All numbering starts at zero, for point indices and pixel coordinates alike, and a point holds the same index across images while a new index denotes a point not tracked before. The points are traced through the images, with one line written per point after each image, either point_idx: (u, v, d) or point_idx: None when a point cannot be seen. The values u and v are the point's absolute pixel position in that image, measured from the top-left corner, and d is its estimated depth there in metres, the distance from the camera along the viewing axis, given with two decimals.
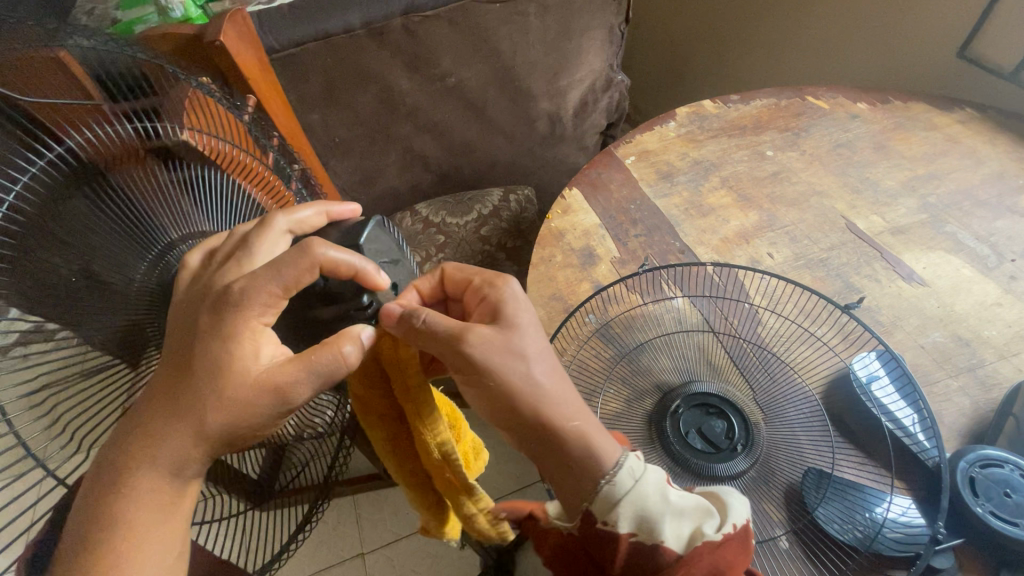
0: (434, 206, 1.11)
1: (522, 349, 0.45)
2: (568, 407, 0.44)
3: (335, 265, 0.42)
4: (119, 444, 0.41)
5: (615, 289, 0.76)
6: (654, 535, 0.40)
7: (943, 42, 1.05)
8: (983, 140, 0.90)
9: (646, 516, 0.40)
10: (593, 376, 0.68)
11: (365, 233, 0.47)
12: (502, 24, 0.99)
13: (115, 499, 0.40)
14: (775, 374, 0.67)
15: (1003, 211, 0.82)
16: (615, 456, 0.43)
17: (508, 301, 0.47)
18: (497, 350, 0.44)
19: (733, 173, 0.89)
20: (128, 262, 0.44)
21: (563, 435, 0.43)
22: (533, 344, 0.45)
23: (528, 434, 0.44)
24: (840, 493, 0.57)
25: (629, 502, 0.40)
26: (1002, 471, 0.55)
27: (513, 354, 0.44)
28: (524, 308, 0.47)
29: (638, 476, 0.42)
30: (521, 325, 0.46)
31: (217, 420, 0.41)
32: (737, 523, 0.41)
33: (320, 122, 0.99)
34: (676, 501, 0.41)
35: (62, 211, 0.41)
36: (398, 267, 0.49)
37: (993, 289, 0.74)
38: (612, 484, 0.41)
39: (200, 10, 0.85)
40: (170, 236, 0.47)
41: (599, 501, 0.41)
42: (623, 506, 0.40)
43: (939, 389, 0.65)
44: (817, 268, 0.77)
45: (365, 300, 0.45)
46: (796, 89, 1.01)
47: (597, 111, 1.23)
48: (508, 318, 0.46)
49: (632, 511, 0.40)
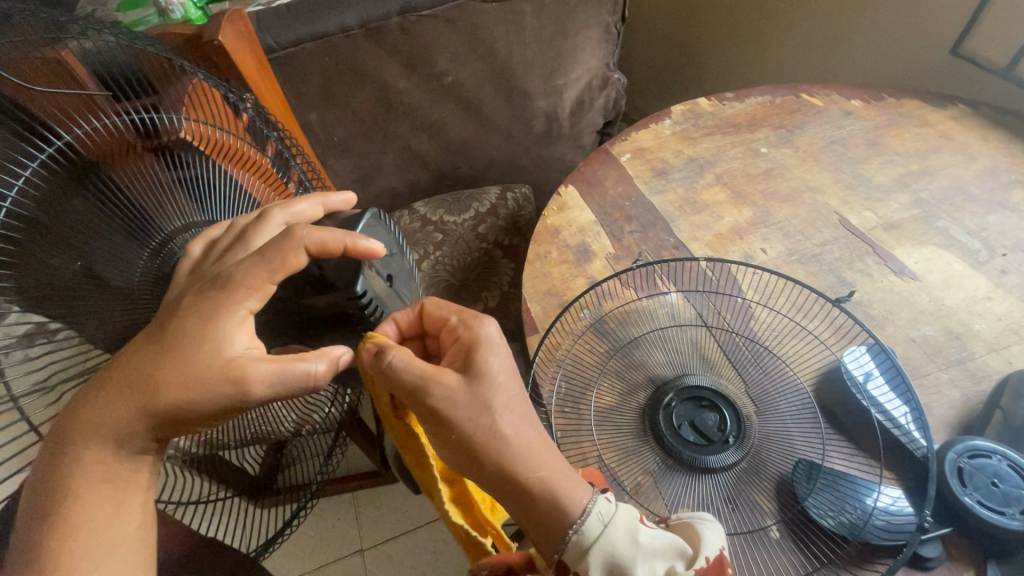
0: (432, 204, 1.12)
1: (488, 400, 0.43)
2: (532, 457, 0.43)
3: (321, 245, 0.42)
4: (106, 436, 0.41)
5: (609, 285, 0.77)
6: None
7: (936, 40, 1.06)
8: (976, 137, 0.91)
9: (615, 563, 0.41)
10: (588, 370, 0.69)
11: (362, 222, 0.48)
12: (498, 24, 1.00)
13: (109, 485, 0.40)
14: (766, 368, 0.68)
15: (995, 207, 0.82)
16: (586, 500, 0.43)
17: (482, 346, 0.45)
18: (466, 401, 0.43)
19: (727, 170, 0.90)
20: (124, 258, 0.44)
21: (526, 486, 0.43)
22: (501, 395, 0.44)
23: (496, 485, 0.43)
24: (830, 484, 0.58)
25: (597, 550, 0.41)
26: (990, 462, 0.55)
27: (482, 405, 0.43)
28: (497, 354, 0.45)
29: (607, 519, 0.42)
30: (491, 374, 0.44)
31: (213, 412, 0.42)
32: (710, 555, 0.42)
33: (318, 121, 1.00)
34: (648, 541, 0.42)
35: (61, 207, 0.41)
36: (396, 263, 0.50)
37: (984, 284, 0.74)
38: (579, 533, 0.41)
39: (200, 11, 0.86)
40: (171, 227, 0.48)
41: (569, 550, 0.42)
42: (591, 554, 0.41)
43: (929, 381, 0.66)
44: (810, 263, 0.78)
45: (359, 287, 0.44)
46: (790, 87, 1.01)
47: (594, 110, 1.24)
48: (479, 367, 0.44)
49: (602, 558, 0.41)
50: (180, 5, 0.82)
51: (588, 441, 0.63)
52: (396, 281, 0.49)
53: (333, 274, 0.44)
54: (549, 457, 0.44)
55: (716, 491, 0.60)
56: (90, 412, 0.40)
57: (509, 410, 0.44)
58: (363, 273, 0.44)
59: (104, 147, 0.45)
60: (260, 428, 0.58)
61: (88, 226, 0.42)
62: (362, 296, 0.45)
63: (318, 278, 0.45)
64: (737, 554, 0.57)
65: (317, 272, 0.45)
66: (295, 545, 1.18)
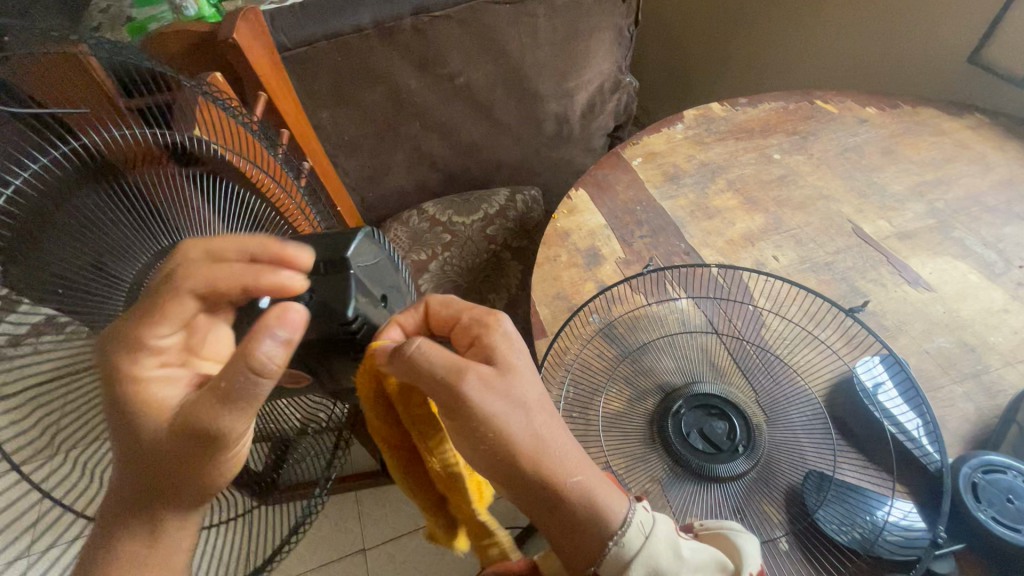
0: (441, 205, 1.12)
1: (521, 399, 0.44)
2: (568, 461, 0.44)
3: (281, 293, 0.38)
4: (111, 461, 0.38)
5: (619, 290, 0.76)
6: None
7: (953, 48, 1.05)
8: (993, 147, 0.90)
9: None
10: (595, 375, 0.69)
11: (355, 242, 0.40)
12: (511, 25, 1.00)
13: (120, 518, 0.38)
14: (777, 377, 0.67)
15: (1012, 217, 0.81)
16: (625, 511, 0.44)
17: (501, 342, 0.46)
18: (498, 401, 0.43)
19: (740, 176, 0.89)
20: (131, 260, 0.41)
21: (566, 492, 0.43)
22: (531, 394, 0.44)
23: (533, 492, 0.43)
24: (841, 496, 0.57)
25: (641, 561, 0.41)
26: (1005, 477, 0.55)
27: (514, 406, 0.43)
28: (518, 350, 0.46)
29: (647, 532, 0.43)
30: (518, 370, 0.45)
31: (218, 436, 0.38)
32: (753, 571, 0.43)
33: (329, 120, 1.00)
34: (689, 557, 0.43)
35: (71, 203, 0.39)
36: (393, 282, 0.45)
37: (1000, 295, 0.73)
38: (620, 545, 0.42)
39: (213, 9, 0.87)
40: (178, 229, 0.44)
41: (609, 563, 0.42)
42: (635, 567, 0.41)
43: (943, 394, 0.65)
44: (822, 271, 0.77)
45: (350, 313, 0.39)
46: (805, 93, 1.01)
47: (605, 113, 1.24)
48: (505, 362, 0.45)
49: (644, 571, 0.41)
50: (194, 3, 0.82)
51: (595, 447, 0.63)
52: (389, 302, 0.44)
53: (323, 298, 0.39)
54: (583, 463, 0.44)
55: (726, 500, 0.60)
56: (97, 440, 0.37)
57: (540, 411, 0.44)
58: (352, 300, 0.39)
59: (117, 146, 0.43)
60: (263, 422, 0.57)
61: (94, 226, 0.39)
62: (352, 321, 0.39)
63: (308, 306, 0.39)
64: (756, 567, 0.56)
65: (307, 299, 0.39)
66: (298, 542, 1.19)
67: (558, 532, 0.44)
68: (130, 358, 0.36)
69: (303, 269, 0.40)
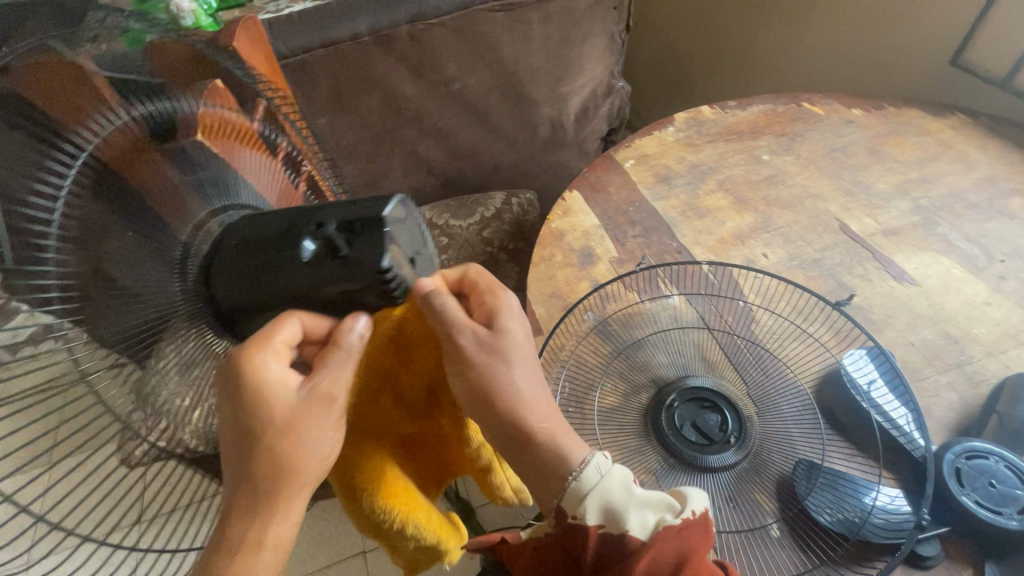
0: (438, 209, 1.13)
1: (506, 353, 0.48)
2: (541, 407, 0.48)
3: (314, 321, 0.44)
4: (263, 452, 0.42)
5: (613, 288, 0.78)
6: (619, 526, 0.43)
7: (934, 50, 1.08)
8: (975, 146, 0.92)
9: (611, 508, 0.44)
10: (591, 371, 0.70)
11: (390, 205, 0.41)
12: (505, 32, 1.02)
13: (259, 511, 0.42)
14: (767, 370, 0.69)
15: (994, 214, 0.83)
16: (583, 455, 0.47)
17: (505, 314, 0.49)
18: (480, 354, 0.47)
19: (730, 177, 0.91)
20: (146, 268, 0.40)
21: (532, 431, 0.47)
22: (520, 352, 0.49)
23: (509, 432, 0.47)
24: (830, 483, 0.59)
25: (595, 494, 0.44)
26: (987, 462, 0.57)
27: (499, 358, 0.47)
28: (516, 319, 0.50)
29: (603, 470, 0.46)
30: (511, 335, 0.49)
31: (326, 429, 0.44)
32: (696, 509, 0.44)
33: (327, 126, 1.02)
34: (640, 494, 0.45)
35: (81, 218, 0.36)
36: (420, 246, 0.45)
37: (982, 289, 0.76)
38: (579, 479, 0.45)
39: (209, 20, 0.95)
40: (207, 211, 0.44)
41: (568, 496, 0.45)
42: (589, 499, 0.44)
43: (928, 384, 0.67)
44: (810, 268, 0.79)
45: (387, 263, 0.40)
46: (792, 95, 1.03)
47: (598, 117, 1.26)
48: (501, 326, 0.49)
49: (599, 503, 0.44)
50: (192, 14, 0.90)
51: (592, 441, 0.64)
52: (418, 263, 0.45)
53: (362, 253, 0.40)
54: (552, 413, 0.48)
55: (718, 491, 0.61)
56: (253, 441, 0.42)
57: (523, 365, 0.49)
58: (390, 251, 0.40)
59: (119, 149, 0.39)
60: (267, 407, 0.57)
61: (132, 229, 0.39)
62: (387, 272, 0.40)
63: (344, 260, 0.40)
64: (737, 551, 0.58)
65: (345, 252, 0.40)
66: (298, 547, 1.19)
67: (529, 470, 0.48)
68: (257, 352, 0.41)
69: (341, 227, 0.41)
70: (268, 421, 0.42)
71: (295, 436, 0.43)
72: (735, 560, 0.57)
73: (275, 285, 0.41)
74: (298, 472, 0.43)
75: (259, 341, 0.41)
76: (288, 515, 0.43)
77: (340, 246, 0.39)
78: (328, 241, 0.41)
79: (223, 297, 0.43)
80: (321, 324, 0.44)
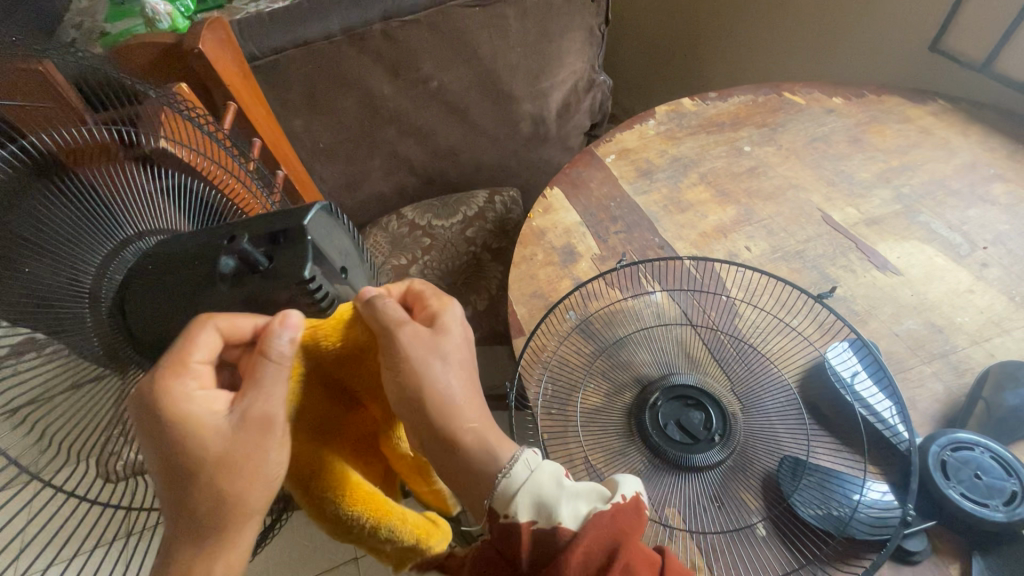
0: (419, 210, 1.12)
1: (444, 353, 0.47)
2: (473, 407, 0.47)
3: (233, 329, 0.40)
4: (201, 481, 0.38)
5: (595, 286, 0.77)
6: (551, 520, 0.41)
7: (913, 37, 1.07)
8: (956, 132, 0.91)
9: (541, 503, 0.42)
10: (573, 372, 0.69)
11: (311, 214, 0.40)
12: (481, 28, 1.00)
13: (209, 540, 0.38)
14: (751, 365, 0.68)
15: (975, 200, 0.83)
16: (512, 453, 0.45)
17: (447, 319, 0.49)
18: (420, 353, 0.45)
19: (711, 169, 0.90)
20: (88, 261, 0.39)
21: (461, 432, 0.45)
22: (456, 354, 0.48)
23: (440, 437, 0.45)
24: (818, 481, 0.58)
25: (524, 491, 0.42)
26: (972, 453, 0.56)
27: (438, 358, 0.46)
28: (456, 324, 0.49)
29: (531, 467, 0.44)
30: (450, 337, 0.48)
31: (266, 447, 0.39)
32: (627, 494, 0.43)
33: (303, 128, 1.00)
34: (571, 485, 0.43)
35: (22, 206, 0.36)
36: (350, 255, 0.44)
37: (965, 276, 0.75)
38: (507, 478, 0.43)
39: (185, 21, 0.91)
40: (128, 233, 0.41)
41: (497, 497, 0.43)
42: (518, 497, 0.42)
43: (913, 375, 0.66)
44: (793, 260, 0.78)
45: (308, 275, 0.39)
46: (773, 85, 1.02)
47: (579, 112, 1.25)
48: (442, 329, 0.48)
49: (529, 500, 0.42)
50: (166, 16, 0.86)
51: (575, 443, 0.63)
52: (349, 272, 0.44)
53: (281, 263, 0.39)
54: (486, 414, 0.47)
55: (702, 490, 0.60)
56: (183, 472, 0.38)
57: (458, 368, 0.48)
58: (310, 260, 0.39)
59: (74, 150, 0.40)
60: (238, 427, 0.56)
61: (49, 236, 0.37)
62: (310, 282, 0.39)
63: (266, 274, 0.39)
64: (721, 553, 0.57)
65: (265, 265, 0.39)
66: (290, 555, 1.17)
67: (463, 480, 0.45)
68: (174, 378, 0.38)
69: (260, 239, 0.40)
70: (204, 452, 0.38)
71: (233, 463, 0.38)
72: (721, 561, 0.56)
73: (208, 299, 0.40)
74: (243, 499, 0.39)
75: (174, 367, 0.38)
76: (236, 546, 0.40)
77: (257, 258, 0.39)
78: (243, 256, 0.39)
79: (139, 326, 0.40)
80: (240, 330, 0.40)
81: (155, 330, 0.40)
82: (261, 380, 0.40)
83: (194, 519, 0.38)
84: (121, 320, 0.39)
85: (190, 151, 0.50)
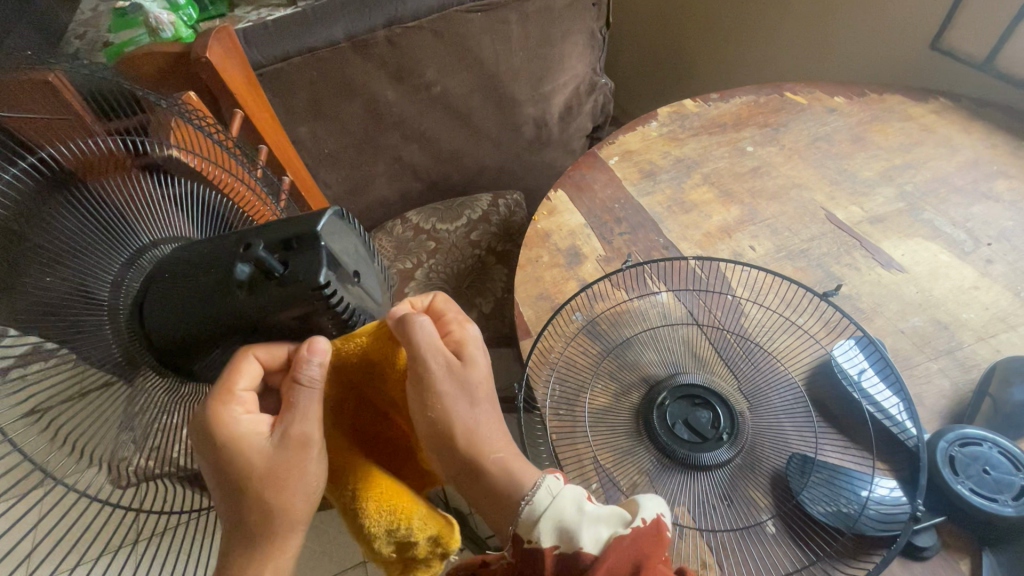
0: (424, 213, 1.13)
1: (470, 387, 0.48)
2: (496, 441, 0.48)
3: (272, 356, 0.43)
4: (251, 496, 0.41)
5: (601, 287, 0.77)
6: (573, 545, 0.43)
7: (914, 35, 1.08)
8: (958, 129, 0.92)
9: (563, 529, 0.43)
10: (581, 372, 0.69)
11: (323, 220, 0.41)
12: (483, 33, 1.01)
13: (262, 549, 0.42)
14: (758, 363, 0.69)
15: (978, 197, 0.83)
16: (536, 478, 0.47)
17: (473, 346, 0.50)
18: (446, 385, 0.46)
19: (715, 170, 0.91)
20: (104, 269, 0.39)
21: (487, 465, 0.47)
22: (482, 388, 0.49)
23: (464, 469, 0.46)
24: (826, 478, 0.58)
25: (547, 518, 0.44)
26: (981, 449, 0.56)
27: (461, 392, 0.47)
28: (482, 350, 0.51)
29: (555, 492, 0.45)
30: (476, 367, 0.49)
31: (304, 464, 0.42)
32: (648, 518, 0.44)
33: (308, 134, 1.01)
34: (592, 510, 0.45)
35: (41, 220, 0.37)
36: (363, 261, 0.45)
37: (971, 273, 0.75)
38: (531, 504, 0.45)
39: (188, 31, 0.92)
40: (143, 241, 0.43)
41: (522, 523, 0.44)
42: (542, 523, 0.44)
43: (920, 372, 0.67)
44: (798, 259, 0.79)
45: (323, 279, 0.39)
46: (774, 85, 1.02)
47: (582, 115, 1.26)
48: (467, 357, 0.49)
49: (552, 527, 0.43)
50: (170, 25, 0.87)
51: (584, 444, 0.64)
52: (362, 278, 0.44)
53: (297, 269, 0.39)
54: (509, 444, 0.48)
55: (712, 488, 0.60)
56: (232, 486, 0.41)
57: (481, 402, 0.49)
58: (325, 265, 0.40)
59: (85, 163, 0.40)
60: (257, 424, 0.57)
61: (65, 248, 0.37)
62: (326, 288, 0.40)
63: (280, 280, 0.40)
64: (730, 551, 0.57)
65: (280, 272, 0.39)
66: (299, 558, 1.17)
67: (484, 500, 0.47)
68: (222, 406, 0.41)
69: (274, 247, 0.41)
70: (253, 469, 0.41)
71: (277, 479, 0.41)
72: (731, 559, 0.57)
73: (219, 307, 0.40)
74: (288, 511, 0.42)
75: (221, 394, 0.41)
76: (285, 554, 0.43)
77: (273, 265, 0.39)
78: (259, 263, 0.39)
79: (156, 332, 0.40)
80: (279, 354, 0.43)
81: (170, 339, 0.41)
82: (299, 402, 0.42)
83: (248, 533, 0.41)
84: (139, 325, 0.40)
85: (198, 159, 0.50)
